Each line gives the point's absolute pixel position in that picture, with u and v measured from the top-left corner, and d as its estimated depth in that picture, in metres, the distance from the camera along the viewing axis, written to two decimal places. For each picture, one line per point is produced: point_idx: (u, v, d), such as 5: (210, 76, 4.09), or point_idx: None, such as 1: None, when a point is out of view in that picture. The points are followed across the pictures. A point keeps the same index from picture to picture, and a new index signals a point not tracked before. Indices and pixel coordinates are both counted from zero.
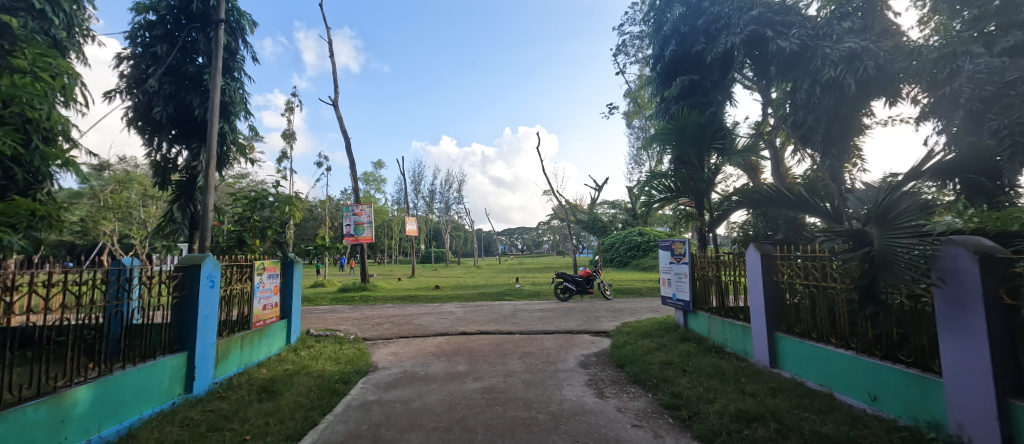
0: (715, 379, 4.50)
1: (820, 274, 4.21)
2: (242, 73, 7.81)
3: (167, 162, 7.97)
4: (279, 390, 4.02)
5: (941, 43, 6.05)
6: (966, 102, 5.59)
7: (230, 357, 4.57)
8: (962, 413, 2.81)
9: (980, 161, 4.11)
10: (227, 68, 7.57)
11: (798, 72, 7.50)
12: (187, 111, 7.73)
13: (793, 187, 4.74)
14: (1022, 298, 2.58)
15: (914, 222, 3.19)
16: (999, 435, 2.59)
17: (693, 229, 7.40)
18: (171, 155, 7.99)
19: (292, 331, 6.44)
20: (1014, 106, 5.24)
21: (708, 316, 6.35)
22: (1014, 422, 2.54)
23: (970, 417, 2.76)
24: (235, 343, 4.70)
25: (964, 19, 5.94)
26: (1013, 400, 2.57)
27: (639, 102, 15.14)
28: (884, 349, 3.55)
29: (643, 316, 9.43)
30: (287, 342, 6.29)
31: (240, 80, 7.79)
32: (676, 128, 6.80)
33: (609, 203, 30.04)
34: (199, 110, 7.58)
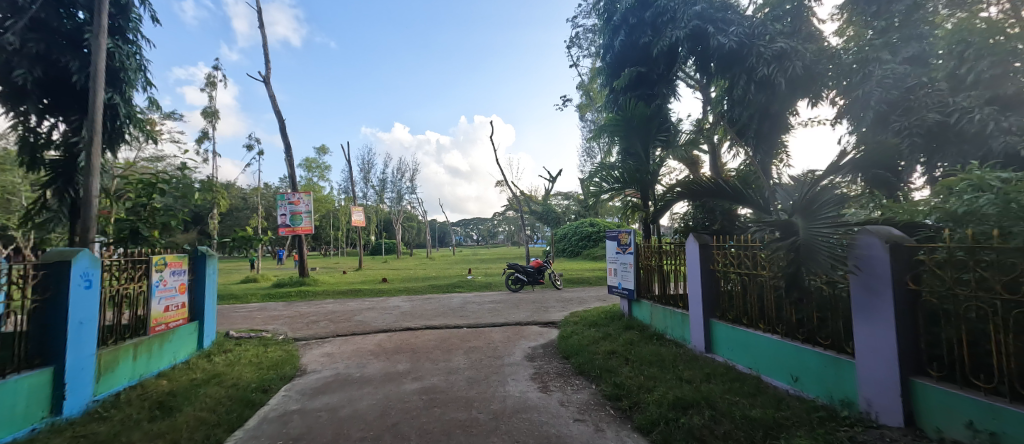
0: (655, 367, 4.61)
1: (751, 263, 4.40)
2: (138, 35, 6.69)
3: (36, 136, 6.48)
4: (178, 406, 3.55)
5: (856, 50, 6.63)
6: (875, 104, 6.15)
7: (117, 368, 4.00)
8: (871, 392, 3.04)
9: (886, 159, 4.51)
10: (117, 28, 6.44)
11: (734, 69, 7.79)
12: (61, 75, 6.18)
13: (730, 179, 4.90)
14: (923, 283, 2.82)
15: (835, 214, 3.35)
16: (900, 411, 2.83)
17: (639, 220, 7.54)
18: (40, 128, 6.47)
19: (205, 336, 5.81)
20: (913, 110, 5.84)
21: (651, 304, 6.52)
22: (914, 397, 2.79)
23: (876, 395, 2.99)
24: (124, 353, 4.12)
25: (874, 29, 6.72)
26: (913, 378, 2.81)
27: (592, 95, 15.28)
28: (805, 332, 3.79)
29: (591, 305, 9.60)
30: (198, 348, 5.65)
31: (135, 43, 6.67)
32: (623, 119, 6.90)
33: (563, 195, 30.81)
34: (79, 77, 6.11)
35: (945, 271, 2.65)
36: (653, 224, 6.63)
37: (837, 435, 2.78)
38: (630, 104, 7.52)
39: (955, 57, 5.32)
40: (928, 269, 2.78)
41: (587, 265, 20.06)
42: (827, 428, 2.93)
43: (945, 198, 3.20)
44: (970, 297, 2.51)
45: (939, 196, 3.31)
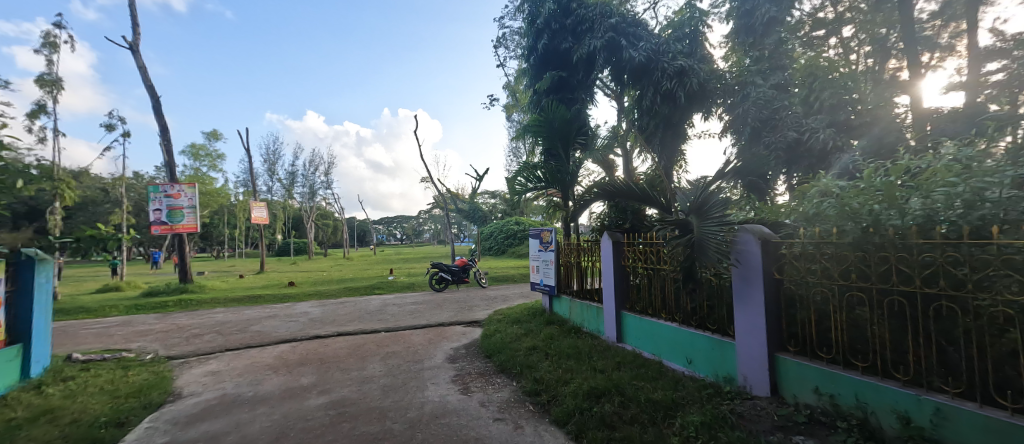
0: (572, 359, 4.75)
1: (655, 258, 4.73)
2: None
3: None
4: None
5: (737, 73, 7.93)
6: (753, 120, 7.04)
7: None
8: (747, 368, 3.49)
9: (759, 168, 5.21)
10: None
11: (645, 81, 8.26)
12: None
13: (639, 181, 5.21)
14: (785, 274, 3.28)
15: (722, 214, 3.69)
16: (768, 382, 3.32)
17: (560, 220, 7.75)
18: None
19: (34, 363, 4.67)
20: None
21: (570, 299, 6.72)
22: (778, 369, 3.28)
23: (751, 370, 3.44)
24: None
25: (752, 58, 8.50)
26: (779, 354, 3.29)
27: (516, 96, 15.43)
28: (697, 319, 4.20)
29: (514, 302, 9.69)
30: (22, 379, 4.51)
31: None
32: (545, 120, 7.04)
33: (489, 193, 31.01)
34: None
35: (802, 263, 3.11)
36: (572, 222, 6.83)
37: (722, 410, 3.19)
38: (551, 107, 7.71)
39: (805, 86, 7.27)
40: (789, 261, 3.25)
41: (512, 263, 20.34)
42: (714, 403, 3.35)
43: (801, 200, 3.72)
44: (820, 285, 3.03)
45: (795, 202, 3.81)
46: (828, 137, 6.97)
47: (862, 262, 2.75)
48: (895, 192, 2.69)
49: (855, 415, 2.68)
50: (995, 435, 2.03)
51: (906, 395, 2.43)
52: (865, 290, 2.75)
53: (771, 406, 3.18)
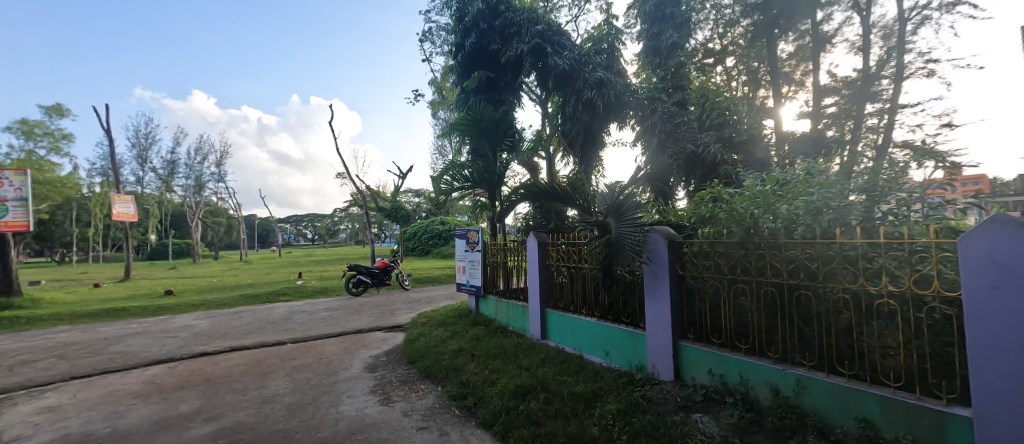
0: (498, 359, 4.68)
1: (577, 257, 4.84)
2: None
3: None
4: None
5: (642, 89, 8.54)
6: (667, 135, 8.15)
7: None
8: (655, 357, 3.71)
9: (663, 175, 5.54)
10: None
11: (568, 88, 8.47)
12: None
13: (562, 183, 5.28)
14: (688, 269, 3.56)
15: (637, 216, 3.79)
16: (672, 368, 3.56)
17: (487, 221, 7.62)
18: None
19: None
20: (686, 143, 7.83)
21: (496, 299, 6.66)
22: (681, 356, 3.54)
23: (659, 358, 3.67)
24: None
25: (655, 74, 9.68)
26: (681, 342, 3.55)
27: (443, 93, 15.10)
28: (614, 314, 4.40)
29: (439, 304, 9.40)
30: None
31: None
32: (472, 119, 6.89)
33: (413, 192, 30.04)
34: None
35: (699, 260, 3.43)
36: (498, 223, 6.77)
37: (635, 396, 3.37)
38: (478, 106, 7.55)
39: (701, 106, 8.79)
40: (690, 258, 3.53)
41: (436, 264, 19.90)
42: (628, 390, 3.51)
43: (698, 206, 4.01)
44: (713, 279, 3.35)
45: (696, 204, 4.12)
46: (716, 151, 8.12)
47: (744, 258, 3.13)
48: (767, 199, 3.14)
49: (741, 391, 3.05)
50: (840, 398, 2.54)
51: (777, 370, 2.87)
52: (748, 283, 3.13)
53: (674, 388, 3.44)
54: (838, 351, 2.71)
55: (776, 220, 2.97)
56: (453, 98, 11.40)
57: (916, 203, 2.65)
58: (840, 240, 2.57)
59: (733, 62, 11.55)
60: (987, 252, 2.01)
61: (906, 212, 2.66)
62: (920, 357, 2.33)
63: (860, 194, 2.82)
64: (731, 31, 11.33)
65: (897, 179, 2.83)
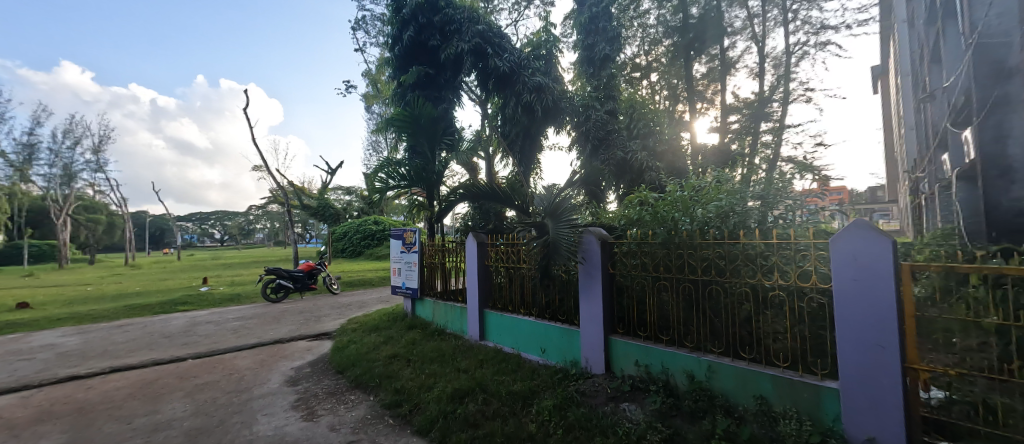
0: (436, 362, 4.58)
1: (515, 257, 4.88)
2: None
3: None
4: None
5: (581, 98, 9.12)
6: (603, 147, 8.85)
7: None
8: (588, 352, 3.86)
9: (596, 179, 5.80)
10: None
11: (508, 90, 8.51)
12: None
13: (502, 184, 5.29)
14: (618, 268, 3.74)
15: (573, 218, 3.91)
16: (603, 362, 3.73)
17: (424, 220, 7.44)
18: None
19: None
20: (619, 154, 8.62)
21: (434, 301, 6.50)
22: (611, 350, 3.71)
23: (591, 352, 3.82)
24: None
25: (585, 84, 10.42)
26: (612, 336, 3.72)
27: (377, 87, 14.46)
28: (550, 312, 4.50)
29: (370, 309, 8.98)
30: None
31: None
32: (409, 115, 6.64)
33: (343, 189, 28.41)
34: None
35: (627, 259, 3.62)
36: (437, 223, 6.61)
37: (570, 390, 3.47)
38: (416, 101, 7.31)
39: (629, 115, 9.56)
40: (620, 257, 3.72)
41: (367, 266, 19.01)
42: (563, 386, 3.61)
43: (627, 209, 4.24)
44: (640, 276, 3.55)
45: (627, 206, 4.34)
46: (643, 159, 8.80)
47: (667, 257, 3.36)
48: (687, 203, 3.43)
49: (662, 380, 3.26)
50: (743, 378, 2.84)
51: (693, 358, 3.12)
52: (670, 279, 3.36)
53: (605, 380, 3.58)
54: (740, 338, 3.02)
55: (692, 221, 3.27)
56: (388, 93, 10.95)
57: (799, 209, 3.15)
58: (743, 240, 2.87)
59: (656, 77, 12.42)
60: (849, 250, 2.35)
61: (791, 216, 3.14)
62: (803, 339, 2.69)
63: (757, 201, 3.26)
64: (655, 49, 12.17)
65: (786, 188, 3.30)
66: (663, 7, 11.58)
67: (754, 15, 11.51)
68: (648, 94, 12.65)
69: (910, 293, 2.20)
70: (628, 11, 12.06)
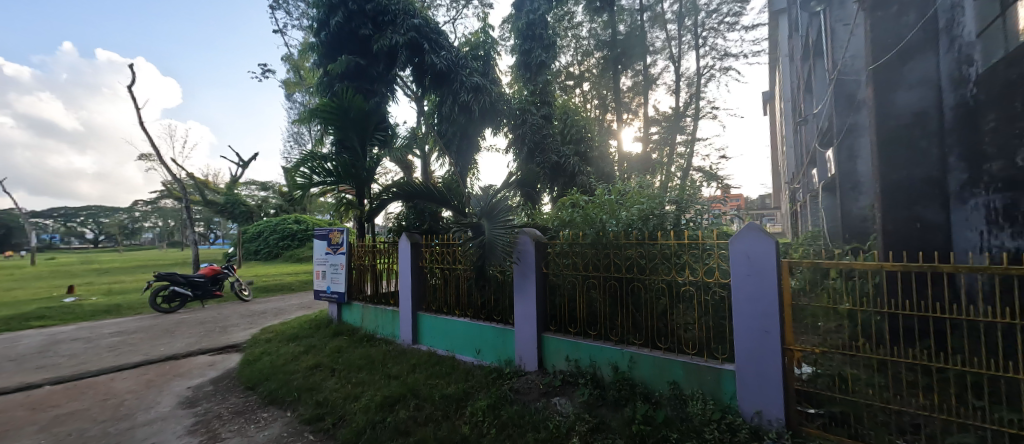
0: (364, 370, 4.38)
1: (451, 258, 4.83)
2: None
3: None
4: None
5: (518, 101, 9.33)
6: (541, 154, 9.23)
7: None
8: (523, 350, 3.94)
9: (532, 182, 5.89)
10: None
11: (444, 88, 8.40)
12: None
13: (437, 184, 5.21)
14: (551, 268, 3.87)
15: (508, 219, 3.97)
16: (536, 359, 3.83)
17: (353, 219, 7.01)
18: None
19: None
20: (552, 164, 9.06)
21: (363, 305, 6.16)
22: (544, 347, 3.83)
23: (525, 351, 3.91)
24: None
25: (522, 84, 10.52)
26: (545, 334, 3.84)
27: (300, 74, 13.47)
28: (486, 312, 4.53)
29: (287, 317, 8.29)
30: None
31: None
32: (337, 106, 6.24)
33: (259, 184, 25.97)
34: None
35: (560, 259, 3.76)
36: (367, 223, 6.24)
37: (503, 389, 3.52)
38: (344, 92, 6.90)
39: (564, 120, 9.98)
40: (553, 257, 3.86)
41: (285, 269, 17.54)
42: (497, 385, 3.66)
43: (560, 211, 4.41)
44: (571, 275, 3.70)
45: (561, 209, 4.50)
46: (575, 163, 9.28)
47: (596, 257, 3.55)
48: (613, 206, 3.73)
49: (589, 372, 3.44)
50: (660, 367, 3.10)
51: (618, 351, 3.33)
52: (599, 278, 3.55)
53: (538, 377, 3.69)
54: (658, 329, 3.30)
55: (618, 223, 3.54)
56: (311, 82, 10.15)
57: (704, 213, 3.67)
58: (662, 241, 3.13)
59: (588, 87, 13.01)
60: (743, 251, 2.69)
61: (699, 218, 3.64)
62: (710, 329, 3.01)
63: (673, 205, 3.70)
64: (587, 60, 12.79)
65: (693, 197, 3.82)
66: (594, 21, 12.22)
67: (671, 38, 12.57)
68: (580, 102, 13.22)
69: (788, 286, 2.57)
70: (563, 22, 12.45)
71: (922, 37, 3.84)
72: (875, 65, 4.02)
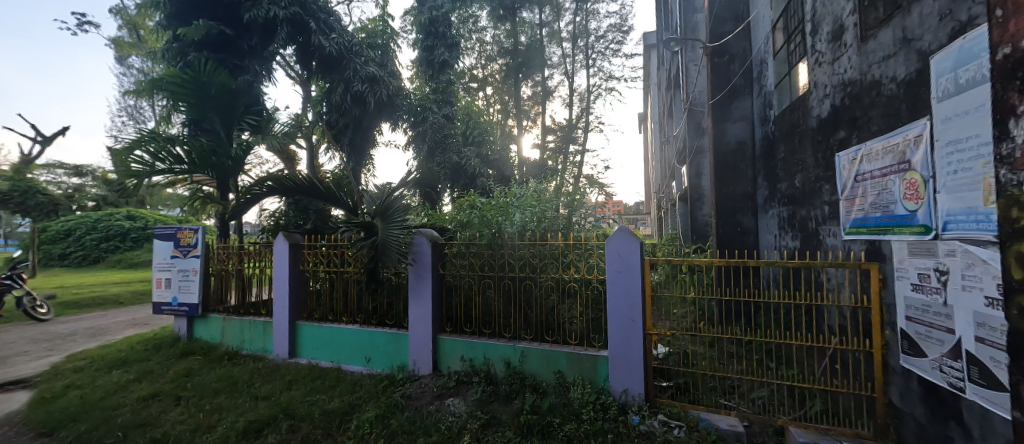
0: (222, 395, 3.77)
1: (339, 261, 4.46)
2: None
3: None
4: None
5: (418, 97, 9.09)
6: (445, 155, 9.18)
7: None
8: (416, 354, 3.83)
9: (432, 181, 5.70)
10: None
11: (335, 75, 7.49)
12: None
13: (324, 179, 4.77)
14: (447, 268, 3.86)
15: (404, 219, 3.83)
16: (430, 362, 3.76)
17: (213, 215, 5.80)
18: None
19: None
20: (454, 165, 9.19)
21: (222, 318, 5.23)
22: (439, 349, 3.79)
23: (419, 355, 3.81)
24: None
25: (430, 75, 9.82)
26: (440, 336, 3.81)
27: (140, 35, 11.00)
28: (377, 317, 4.31)
29: (111, 339, 6.59)
30: None
31: None
32: (190, 77, 4.93)
33: (73, 168, 20.47)
34: None
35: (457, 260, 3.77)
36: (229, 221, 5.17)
37: (394, 397, 3.39)
38: (204, 64, 5.62)
39: (466, 122, 10.04)
40: (450, 258, 3.85)
41: (109, 276, 14.06)
42: (387, 393, 3.51)
43: (458, 212, 4.43)
44: (467, 275, 3.73)
45: (460, 209, 4.48)
46: (475, 165, 9.41)
47: (491, 257, 3.65)
48: (508, 208, 3.94)
49: (483, 370, 3.51)
50: (548, 360, 3.32)
51: (510, 347, 3.46)
52: (494, 278, 3.65)
53: (432, 380, 3.63)
54: (547, 325, 3.52)
55: (513, 225, 3.75)
56: (154, 47, 8.17)
57: (591, 216, 4.13)
58: (551, 242, 3.36)
59: (491, 91, 13.17)
60: (617, 251, 3.05)
61: (584, 221, 4.09)
62: (590, 321, 3.33)
63: (565, 208, 4.10)
64: (490, 65, 12.96)
65: (581, 201, 4.20)
66: (497, 28, 12.65)
67: (566, 55, 13.51)
68: (482, 105, 13.31)
69: (648, 280, 3.01)
70: (467, 24, 12.62)
71: (741, 83, 5.29)
72: (715, 99, 5.31)
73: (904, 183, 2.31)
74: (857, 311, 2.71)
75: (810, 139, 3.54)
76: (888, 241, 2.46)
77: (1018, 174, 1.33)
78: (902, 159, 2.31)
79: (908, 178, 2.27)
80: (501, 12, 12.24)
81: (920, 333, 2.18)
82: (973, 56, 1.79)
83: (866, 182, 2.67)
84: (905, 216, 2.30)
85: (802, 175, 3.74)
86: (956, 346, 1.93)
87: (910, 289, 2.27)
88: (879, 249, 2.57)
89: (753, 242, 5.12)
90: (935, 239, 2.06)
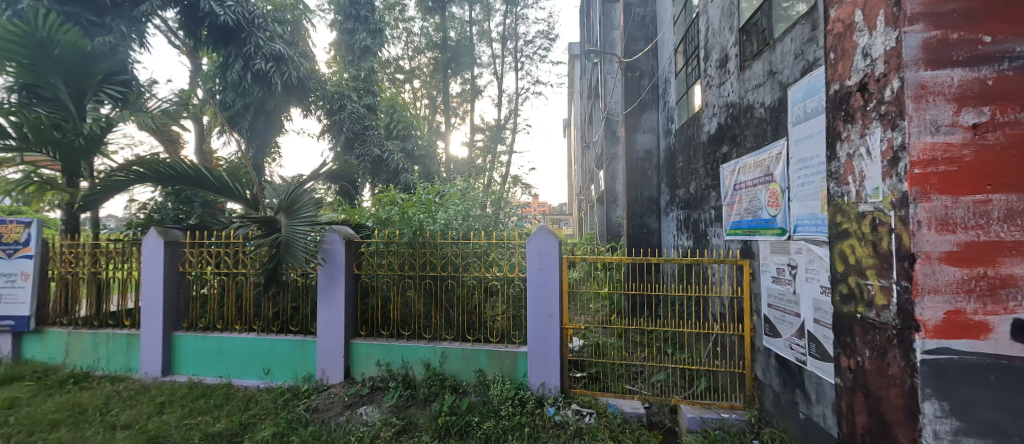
0: (65, 428, 3.09)
1: (231, 261, 3.93)
2: None
3: None
4: None
5: (334, 83, 8.43)
6: (365, 148, 8.66)
7: None
8: (325, 361, 3.54)
9: (350, 175, 5.29)
10: None
11: (230, 47, 6.50)
12: None
13: (214, 167, 4.16)
14: (363, 268, 3.64)
15: (314, 214, 3.50)
16: (341, 369, 3.50)
17: (55, 204, 4.76)
18: None
19: None
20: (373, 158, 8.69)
21: (68, 332, 4.31)
22: (351, 354, 3.56)
23: (328, 362, 3.53)
24: None
25: (349, 60, 9.32)
26: (353, 340, 3.58)
27: None
28: (279, 324, 3.90)
29: None
30: None
31: None
32: (24, 33, 3.88)
33: None
34: None
35: (374, 259, 3.58)
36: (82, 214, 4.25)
37: (297, 411, 3.10)
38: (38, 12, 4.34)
39: (390, 114, 9.61)
40: (366, 257, 3.64)
41: None
42: (289, 408, 3.20)
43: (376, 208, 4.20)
44: (385, 275, 3.56)
45: (379, 205, 4.26)
46: (399, 160, 9.00)
47: (411, 256, 3.53)
48: (432, 205, 3.87)
49: (401, 374, 3.37)
50: (467, 360, 3.31)
51: (430, 349, 3.39)
52: (414, 277, 3.53)
53: (343, 388, 3.39)
54: (468, 324, 3.52)
55: (435, 223, 3.66)
56: None
57: (514, 214, 4.27)
58: (474, 241, 3.35)
59: (418, 84, 12.77)
60: (537, 250, 3.15)
61: (508, 219, 4.22)
62: (511, 319, 3.40)
63: (491, 206, 4.21)
64: (418, 57, 12.59)
65: (504, 199, 4.32)
66: (426, 21, 12.39)
67: (496, 56, 13.62)
68: (409, 98, 12.86)
69: (564, 278, 3.16)
70: (392, 12, 12.14)
71: (649, 98, 5.84)
72: (626, 111, 5.81)
73: (768, 192, 2.75)
74: (734, 300, 3.14)
75: (702, 151, 4.03)
76: (757, 241, 2.91)
77: (842, 187, 1.71)
78: (767, 172, 2.75)
79: (771, 188, 2.71)
80: (429, 3, 12.07)
81: (777, 317, 2.62)
82: (816, 90, 2.21)
83: (742, 191, 3.12)
84: (768, 220, 2.74)
85: (695, 183, 4.24)
86: (802, 327, 2.36)
87: (771, 280, 2.71)
88: (750, 247, 3.02)
89: (657, 242, 5.68)
90: (789, 239, 2.50)
